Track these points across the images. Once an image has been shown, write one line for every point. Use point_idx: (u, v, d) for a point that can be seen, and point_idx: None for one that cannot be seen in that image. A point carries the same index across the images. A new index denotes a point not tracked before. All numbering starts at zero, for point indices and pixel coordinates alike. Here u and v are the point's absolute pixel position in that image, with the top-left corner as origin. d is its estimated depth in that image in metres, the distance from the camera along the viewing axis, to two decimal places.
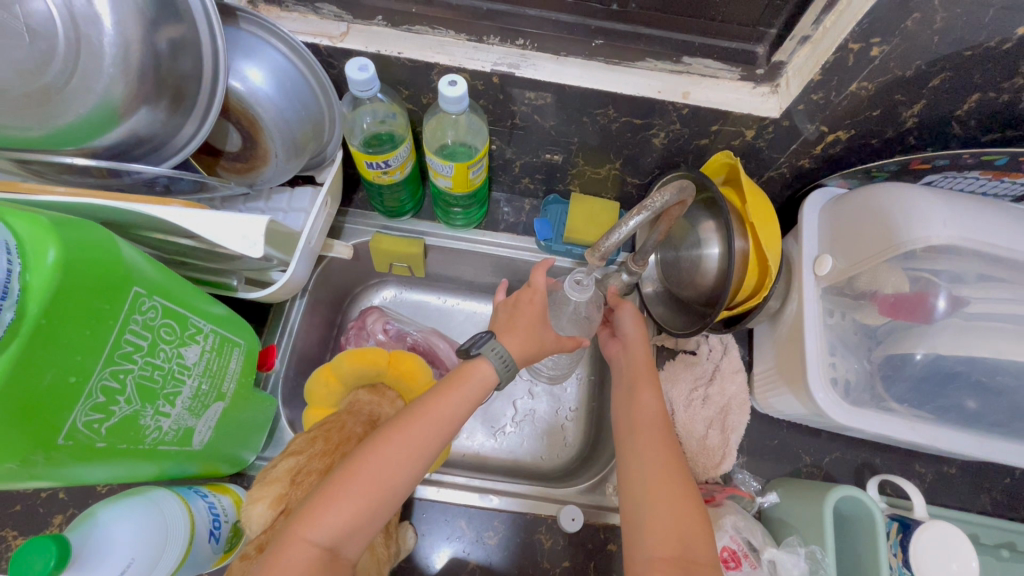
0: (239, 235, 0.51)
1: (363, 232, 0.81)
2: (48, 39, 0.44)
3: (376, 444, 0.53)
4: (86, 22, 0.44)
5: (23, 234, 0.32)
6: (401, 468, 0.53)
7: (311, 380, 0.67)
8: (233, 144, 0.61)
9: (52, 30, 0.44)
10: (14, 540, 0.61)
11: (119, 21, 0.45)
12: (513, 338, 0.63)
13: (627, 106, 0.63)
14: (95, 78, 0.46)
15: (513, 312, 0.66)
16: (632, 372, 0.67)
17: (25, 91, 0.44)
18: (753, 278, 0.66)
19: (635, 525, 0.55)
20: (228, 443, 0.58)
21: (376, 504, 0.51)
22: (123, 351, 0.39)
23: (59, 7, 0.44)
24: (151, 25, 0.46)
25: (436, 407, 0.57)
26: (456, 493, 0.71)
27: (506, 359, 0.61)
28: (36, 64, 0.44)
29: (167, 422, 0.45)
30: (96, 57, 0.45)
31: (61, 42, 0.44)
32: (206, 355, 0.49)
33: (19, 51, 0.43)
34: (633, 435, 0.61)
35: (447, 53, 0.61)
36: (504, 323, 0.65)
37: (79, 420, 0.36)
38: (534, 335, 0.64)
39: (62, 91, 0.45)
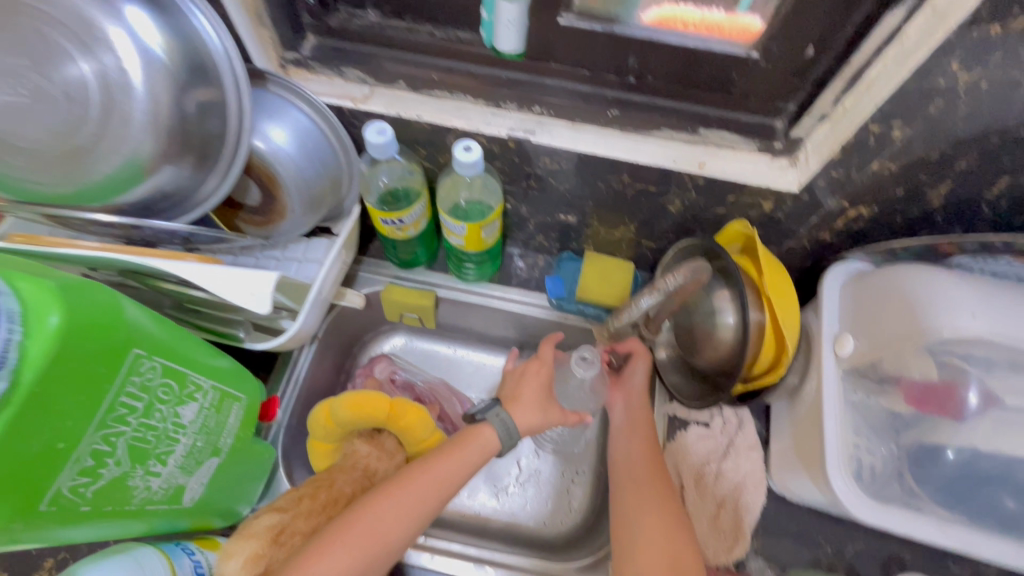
0: (247, 291, 0.51)
1: (376, 282, 0.82)
2: (83, 104, 0.46)
3: (370, 501, 0.53)
4: (118, 89, 0.46)
5: (29, 299, 0.33)
6: (394, 527, 0.52)
7: (311, 416, 0.67)
8: (252, 198, 0.62)
9: (87, 93, 0.46)
10: None
11: (149, 86, 0.47)
12: (520, 409, 0.63)
13: (642, 174, 0.63)
14: (123, 140, 0.48)
15: (519, 381, 0.66)
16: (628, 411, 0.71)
17: (59, 151, 0.47)
18: (769, 352, 0.64)
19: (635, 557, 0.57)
20: (220, 498, 0.57)
21: (366, 563, 0.49)
22: (117, 414, 0.38)
23: (93, 74, 0.46)
24: (181, 89, 0.48)
25: (437, 466, 0.56)
26: (451, 562, 0.68)
27: (510, 426, 0.61)
28: (70, 127, 0.47)
29: (157, 482, 0.44)
30: (125, 120, 0.47)
31: (93, 107, 0.46)
32: (202, 413, 0.48)
33: (58, 116, 0.46)
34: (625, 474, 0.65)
35: (465, 117, 0.62)
36: (511, 391, 0.65)
37: (64, 485, 0.36)
38: (540, 404, 0.64)
39: (91, 152, 0.48)
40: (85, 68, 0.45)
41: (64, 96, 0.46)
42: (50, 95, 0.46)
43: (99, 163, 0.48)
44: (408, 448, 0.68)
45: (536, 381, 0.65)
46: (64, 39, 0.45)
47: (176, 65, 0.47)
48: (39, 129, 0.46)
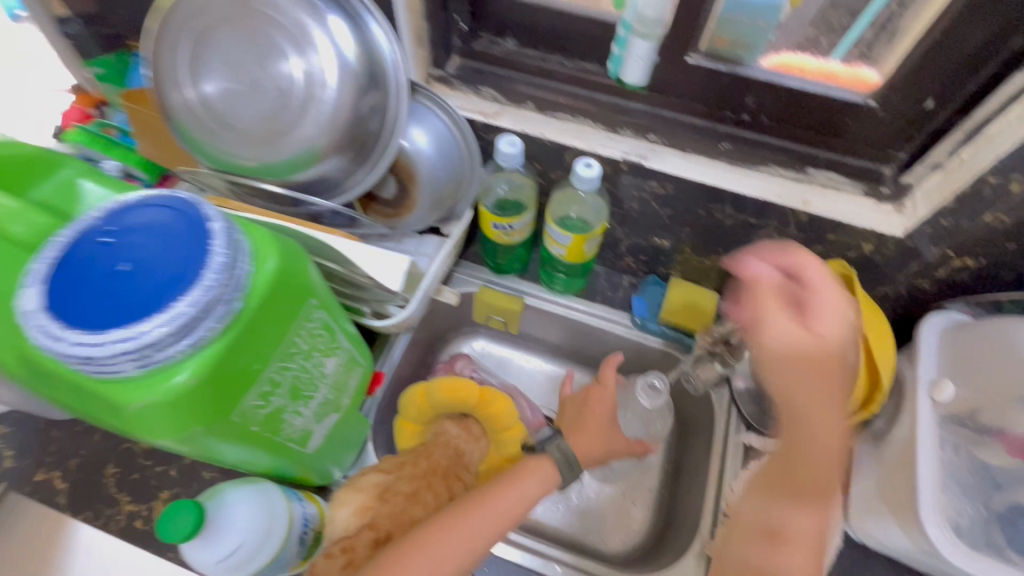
0: (389, 270, 0.61)
1: (469, 283, 0.87)
2: (286, 95, 0.55)
3: (432, 528, 0.52)
4: (316, 86, 0.55)
5: (257, 242, 0.40)
6: (453, 561, 0.51)
7: (404, 397, 0.72)
8: (388, 191, 0.71)
9: (289, 89, 0.55)
10: (125, 505, 0.69)
11: (338, 87, 0.55)
12: (582, 439, 0.70)
13: (746, 205, 0.66)
14: (309, 130, 0.56)
15: (581, 412, 0.73)
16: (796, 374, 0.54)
17: (261, 131, 0.57)
18: (863, 389, 0.65)
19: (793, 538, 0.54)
20: (326, 454, 0.62)
21: None
22: (291, 351, 0.45)
23: (299, 71, 0.55)
24: (360, 94, 0.56)
25: (504, 497, 0.58)
26: (513, 552, 0.70)
27: (570, 460, 0.66)
28: (274, 112, 0.56)
29: (299, 420, 0.50)
30: (312, 114, 0.56)
31: (294, 98, 0.55)
32: (338, 368, 0.55)
33: (267, 103, 0.56)
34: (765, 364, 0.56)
35: (585, 138, 0.68)
36: (574, 421, 0.72)
37: (249, 403, 0.42)
38: (603, 436, 0.71)
39: (283, 135, 0.57)
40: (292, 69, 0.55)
41: (273, 91, 0.55)
42: (263, 87, 0.55)
43: (286, 147, 0.57)
44: (493, 437, 0.71)
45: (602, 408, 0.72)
46: (282, 45, 0.54)
47: (360, 71, 0.55)
48: (250, 114, 0.56)
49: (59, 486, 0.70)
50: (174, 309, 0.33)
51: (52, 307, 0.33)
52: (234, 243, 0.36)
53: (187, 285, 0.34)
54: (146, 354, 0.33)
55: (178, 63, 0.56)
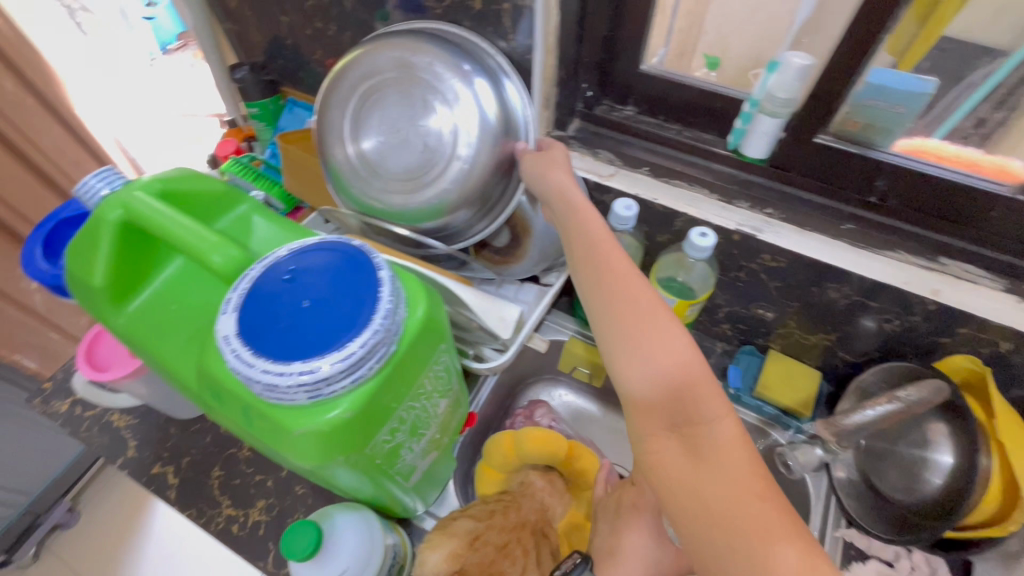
0: (497, 316, 0.63)
1: (558, 332, 0.89)
2: (431, 150, 0.60)
3: None
4: (457, 143, 0.59)
5: (410, 291, 0.43)
6: None
7: (492, 443, 0.72)
8: (500, 240, 0.74)
9: (435, 144, 0.60)
10: (225, 508, 0.74)
11: (476, 146, 0.59)
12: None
13: (866, 288, 0.64)
14: (444, 183, 0.60)
15: (617, 521, 0.59)
16: (614, 270, 0.50)
17: (403, 180, 0.62)
18: (996, 503, 0.59)
19: (700, 442, 0.43)
20: (418, 489, 0.64)
21: None
22: (419, 392, 0.48)
23: (445, 129, 0.59)
24: (495, 150, 0.60)
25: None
26: None
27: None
28: (418, 165, 0.61)
29: (410, 456, 0.53)
30: (451, 168, 0.60)
31: (436, 152, 0.60)
32: (447, 409, 0.57)
33: (413, 156, 0.61)
34: (582, 259, 0.54)
35: (698, 207, 0.69)
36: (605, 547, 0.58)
37: (380, 438, 0.45)
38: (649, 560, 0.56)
39: (421, 186, 0.62)
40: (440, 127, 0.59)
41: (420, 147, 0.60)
42: (413, 143, 0.61)
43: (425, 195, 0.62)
44: (575, 493, 0.71)
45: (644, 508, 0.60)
46: (433, 104, 0.59)
47: (499, 129, 0.59)
48: (398, 166, 0.62)
49: (171, 481, 0.77)
50: (347, 349, 0.36)
51: (244, 334, 0.38)
52: (397, 292, 0.40)
53: (358, 327, 0.37)
54: (318, 387, 0.36)
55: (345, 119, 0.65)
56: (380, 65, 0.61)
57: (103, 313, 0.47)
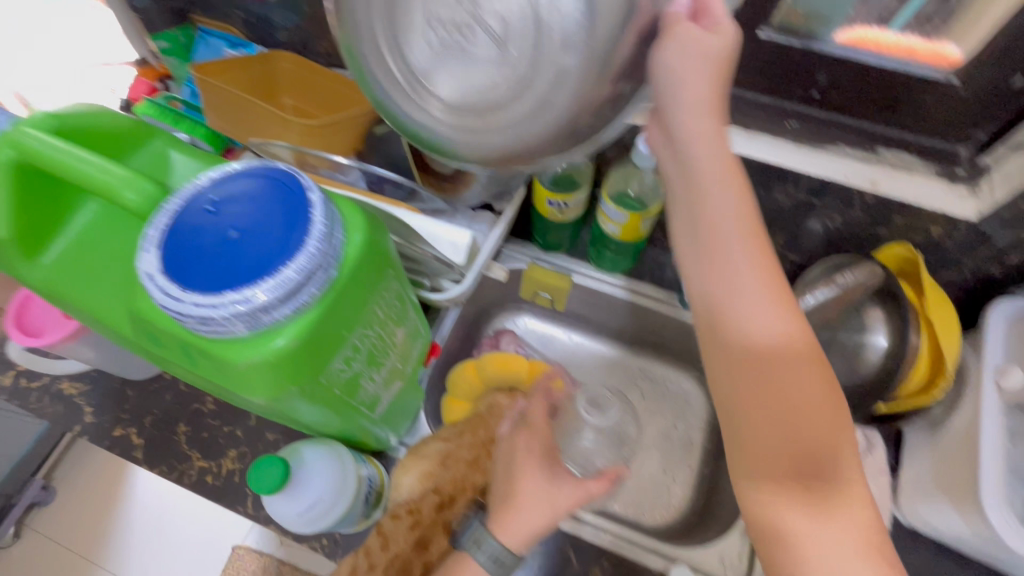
0: (450, 244, 0.63)
1: (517, 259, 0.88)
2: (512, 63, 0.35)
3: None
4: (548, 18, 0.33)
5: (347, 214, 0.41)
6: None
7: (456, 372, 0.74)
8: (445, 166, 0.70)
9: (507, 35, 0.34)
10: (196, 461, 0.74)
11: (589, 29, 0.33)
12: (505, 518, 0.53)
13: (809, 186, 0.65)
14: (529, 121, 0.37)
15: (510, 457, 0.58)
16: (716, 237, 0.44)
17: (477, 101, 0.38)
18: (924, 375, 0.65)
19: (825, 488, 0.43)
20: (388, 421, 0.64)
21: None
22: (371, 319, 0.47)
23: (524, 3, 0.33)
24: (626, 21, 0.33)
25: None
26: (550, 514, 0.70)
27: (498, 561, 0.52)
28: (493, 84, 0.37)
29: (372, 386, 0.53)
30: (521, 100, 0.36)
31: (523, 56, 0.35)
32: (406, 337, 0.57)
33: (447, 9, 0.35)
34: (704, 206, 0.44)
35: None
36: (502, 484, 0.57)
37: (335, 367, 0.44)
38: (546, 499, 0.54)
39: (499, 113, 0.37)
40: None
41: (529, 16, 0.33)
42: (490, 38, 0.35)
43: (516, 133, 0.37)
44: None
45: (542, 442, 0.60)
46: None
47: None
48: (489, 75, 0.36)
49: (136, 441, 0.75)
50: (282, 275, 0.34)
51: (169, 270, 0.35)
52: (331, 214, 0.38)
53: (291, 252, 0.35)
54: (256, 316, 0.35)
55: (377, 21, 0.38)
56: None
57: (15, 266, 0.43)
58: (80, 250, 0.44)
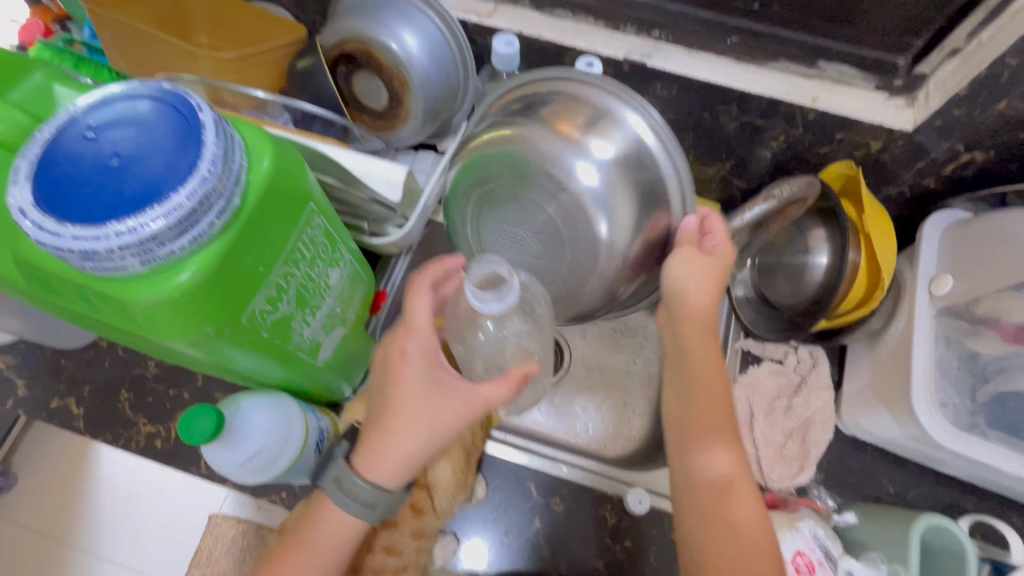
0: (383, 180, 0.58)
1: None
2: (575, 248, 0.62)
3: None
4: (601, 248, 0.60)
5: (251, 140, 0.38)
6: None
7: None
8: (380, 103, 0.67)
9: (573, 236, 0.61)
10: (144, 426, 0.71)
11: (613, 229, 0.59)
12: (366, 446, 0.48)
13: (752, 105, 0.64)
14: (587, 276, 0.63)
15: (380, 375, 0.51)
16: (702, 391, 0.55)
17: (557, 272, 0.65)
18: (862, 290, 0.67)
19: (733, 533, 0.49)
20: (337, 371, 0.62)
21: None
22: (295, 257, 0.44)
23: (600, 228, 0.59)
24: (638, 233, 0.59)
25: (312, 534, 0.48)
26: (508, 450, 0.71)
27: (362, 499, 0.47)
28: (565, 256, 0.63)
29: (308, 331, 0.51)
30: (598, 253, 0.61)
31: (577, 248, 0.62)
32: (342, 281, 0.54)
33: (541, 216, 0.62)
34: (688, 343, 0.57)
35: (585, 38, 0.64)
36: (377, 407, 0.50)
37: (257, 307, 0.42)
38: (427, 415, 0.48)
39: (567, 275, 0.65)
40: (555, 209, 0.60)
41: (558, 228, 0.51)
42: (533, 236, 0.64)
43: (578, 281, 0.64)
44: None
45: (431, 355, 0.50)
46: (550, 197, 0.60)
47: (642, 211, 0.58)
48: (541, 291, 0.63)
49: (76, 411, 0.72)
50: (172, 202, 0.32)
51: (46, 204, 0.32)
52: (228, 136, 0.35)
53: (183, 178, 0.32)
54: (148, 249, 0.32)
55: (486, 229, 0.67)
56: (494, 172, 0.62)
57: None
58: None
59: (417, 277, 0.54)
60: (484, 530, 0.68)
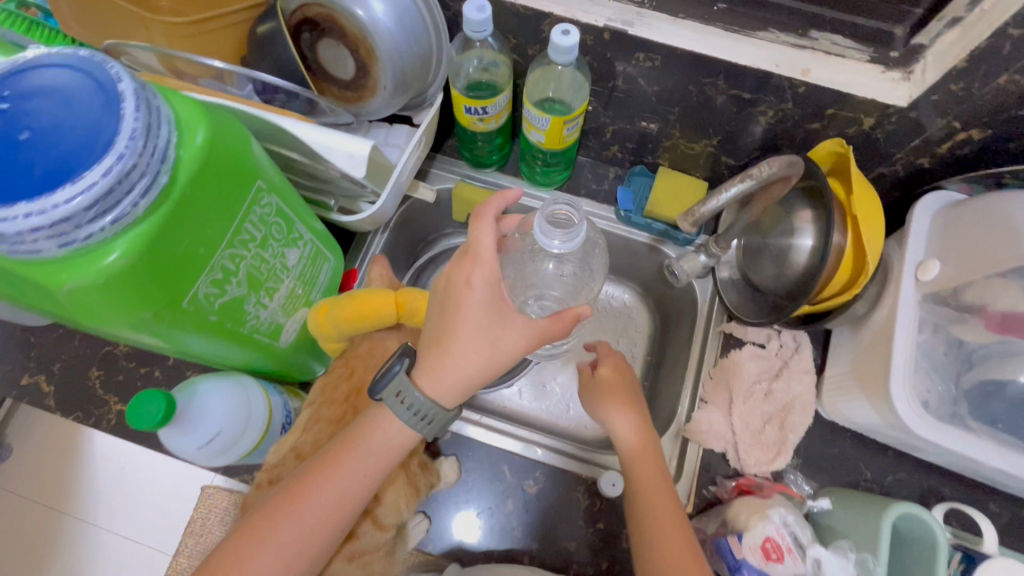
0: (347, 156, 0.54)
1: (447, 178, 0.82)
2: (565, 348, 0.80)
3: (323, 464, 0.49)
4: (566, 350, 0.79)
5: (180, 113, 0.36)
6: (359, 490, 0.49)
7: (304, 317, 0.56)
8: (347, 73, 0.63)
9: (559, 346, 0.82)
10: (115, 404, 0.71)
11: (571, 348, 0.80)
12: (431, 361, 0.50)
13: (738, 78, 0.61)
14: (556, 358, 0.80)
15: (445, 289, 0.50)
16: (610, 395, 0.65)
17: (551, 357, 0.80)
18: (846, 274, 0.64)
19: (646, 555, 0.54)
20: (306, 353, 0.60)
21: (332, 528, 0.48)
22: (242, 238, 0.42)
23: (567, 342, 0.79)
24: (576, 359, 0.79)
25: (367, 438, 0.50)
26: (491, 434, 0.70)
27: (421, 412, 0.50)
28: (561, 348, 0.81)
29: (264, 313, 0.49)
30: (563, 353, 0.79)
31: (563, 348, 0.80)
32: (303, 261, 0.53)
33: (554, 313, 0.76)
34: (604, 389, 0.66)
35: (563, 3, 0.60)
36: (437, 322, 0.50)
37: (200, 290, 0.40)
38: (486, 338, 0.49)
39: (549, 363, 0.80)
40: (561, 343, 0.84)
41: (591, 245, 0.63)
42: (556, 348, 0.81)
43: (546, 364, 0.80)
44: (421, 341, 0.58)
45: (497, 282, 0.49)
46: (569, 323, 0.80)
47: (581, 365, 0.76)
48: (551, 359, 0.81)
49: (46, 389, 0.71)
50: (85, 180, 0.29)
51: None
52: (150, 108, 0.32)
53: (98, 153, 0.30)
54: (63, 230, 0.30)
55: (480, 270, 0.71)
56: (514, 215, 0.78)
57: None
58: None
59: (484, 205, 0.50)
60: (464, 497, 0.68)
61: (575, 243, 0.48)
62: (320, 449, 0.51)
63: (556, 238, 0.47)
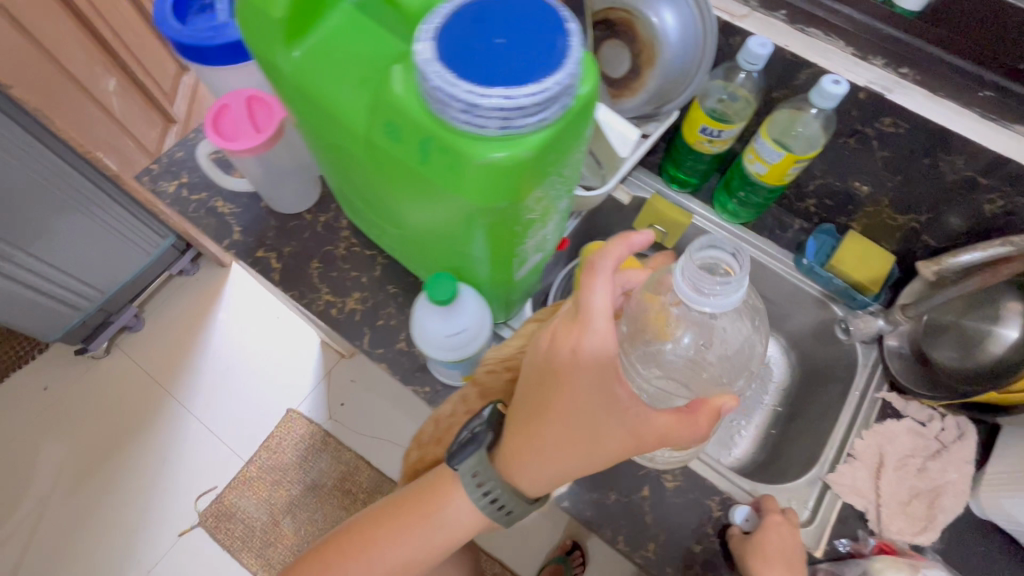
0: (618, 135, 0.64)
1: (644, 189, 0.90)
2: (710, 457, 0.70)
3: (402, 520, 0.60)
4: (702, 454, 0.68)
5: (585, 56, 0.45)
6: (435, 544, 0.60)
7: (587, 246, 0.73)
8: (617, 72, 0.73)
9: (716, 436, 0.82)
10: (325, 295, 0.81)
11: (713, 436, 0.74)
12: (514, 437, 0.53)
13: (980, 162, 0.65)
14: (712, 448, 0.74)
15: (537, 385, 0.52)
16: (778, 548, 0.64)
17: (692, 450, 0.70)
18: None
19: None
20: (515, 294, 0.68)
21: (419, 557, 0.61)
22: (564, 171, 0.51)
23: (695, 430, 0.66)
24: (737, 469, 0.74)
25: (439, 514, 0.58)
26: None
27: (492, 494, 0.55)
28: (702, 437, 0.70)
29: (532, 240, 0.57)
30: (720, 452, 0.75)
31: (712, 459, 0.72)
32: (564, 210, 0.61)
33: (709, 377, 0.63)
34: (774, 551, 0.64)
35: (829, 59, 0.68)
36: (530, 399, 0.53)
37: (532, 199, 0.48)
38: (580, 425, 0.50)
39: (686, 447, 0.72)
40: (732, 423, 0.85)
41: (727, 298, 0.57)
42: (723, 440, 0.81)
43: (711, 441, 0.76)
44: None
45: (612, 363, 0.49)
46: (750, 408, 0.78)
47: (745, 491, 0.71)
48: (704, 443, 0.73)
49: (275, 265, 0.83)
50: (548, 82, 0.38)
51: (442, 61, 0.39)
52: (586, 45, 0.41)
53: (556, 66, 0.39)
54: (513, 116, 0.39)
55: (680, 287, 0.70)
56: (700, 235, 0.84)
57: (275, 49, 0.49)
58: (329, 45, 0.49)
59: (600, 256, 0.48)
60: (603, 479, 0.70)
61: (728, 305, 0.44)
62: (409, 493, 0.62)
63: (716, 294, 0.43)
